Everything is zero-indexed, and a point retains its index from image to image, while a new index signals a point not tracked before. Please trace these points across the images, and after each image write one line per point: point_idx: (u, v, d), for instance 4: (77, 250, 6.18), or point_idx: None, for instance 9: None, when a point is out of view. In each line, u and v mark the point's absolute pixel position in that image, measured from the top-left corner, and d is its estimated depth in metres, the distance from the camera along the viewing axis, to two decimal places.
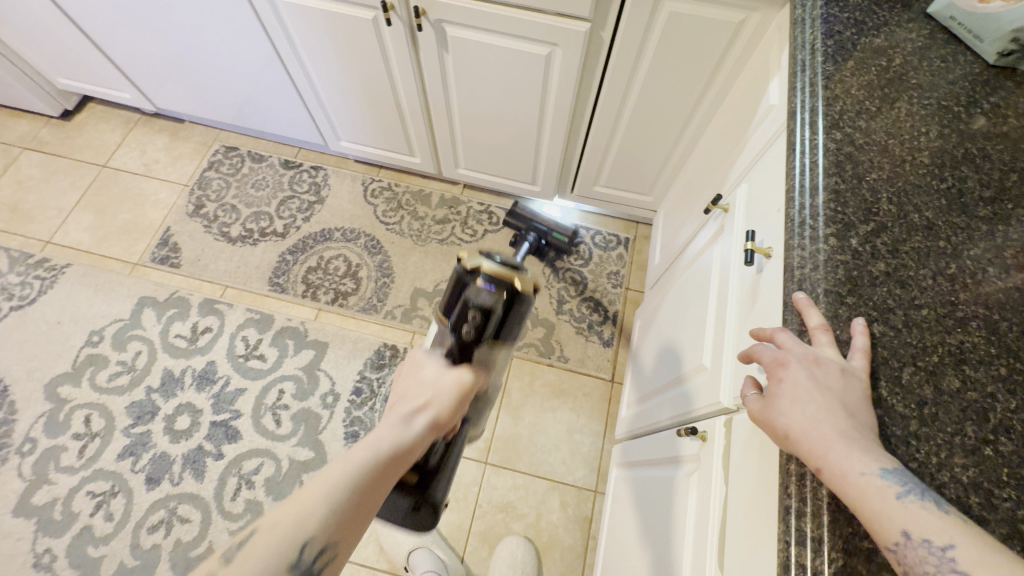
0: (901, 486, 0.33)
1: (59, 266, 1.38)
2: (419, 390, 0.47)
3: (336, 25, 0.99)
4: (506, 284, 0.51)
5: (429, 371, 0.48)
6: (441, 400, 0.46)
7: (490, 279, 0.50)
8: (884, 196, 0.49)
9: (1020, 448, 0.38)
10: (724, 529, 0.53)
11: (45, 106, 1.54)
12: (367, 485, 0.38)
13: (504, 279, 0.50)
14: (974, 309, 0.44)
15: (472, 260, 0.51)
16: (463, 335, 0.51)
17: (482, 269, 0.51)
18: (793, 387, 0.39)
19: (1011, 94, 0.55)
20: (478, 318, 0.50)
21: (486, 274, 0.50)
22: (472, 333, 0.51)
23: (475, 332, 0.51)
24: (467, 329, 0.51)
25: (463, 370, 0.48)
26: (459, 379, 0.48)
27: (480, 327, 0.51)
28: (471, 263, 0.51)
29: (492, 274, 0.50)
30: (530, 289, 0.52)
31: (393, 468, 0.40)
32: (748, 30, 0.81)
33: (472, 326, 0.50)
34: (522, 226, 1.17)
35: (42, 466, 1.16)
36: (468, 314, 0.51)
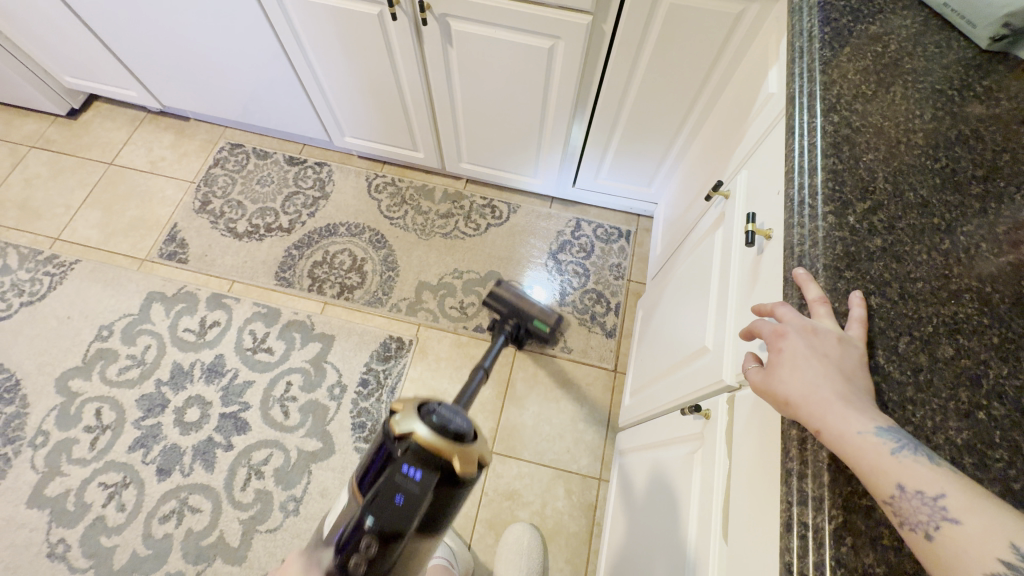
0: (896, 442, 0.34)
1: (68, 262, 1.40)
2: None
3: (341, 21, 1.01)
4: (437, 468, 0.46)
5: None
6: None
7: (422, 454, 0.46)
8: (880, 176, 0.51)
9: (1011, 412, 0.40)
10: (729, 501, 0.54)
11: (52, 105, 1.56)
12: None
13: (439, 456, 0.46)
14: (968, 282, 0.45)
15: (403, 429, 0.47)
16: (353, 561, 0.44)
17: (415, 437, 0.46)
18: (792, 356, 0.41)
19: (1003, 78, 0.57)
20: (375, 539, 0.44)
21: (418, 450, 0.46)
22: (365, 560, 0.44)
23: (371, 557, 0.44)
24: (360, 555, 0.44)
25: None
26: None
27: (376, 551, 0.44)
28: (403, 430, 0.47)
29: (428, 447, 0.46)
30: (467, 470, 0.46)
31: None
32: (747, 21, 0.83)
33: (369, 548, 0.44)
34: (502, 308, 1.05)
35: (55, 458, 1.18)
36: (368, 532, 0.44)
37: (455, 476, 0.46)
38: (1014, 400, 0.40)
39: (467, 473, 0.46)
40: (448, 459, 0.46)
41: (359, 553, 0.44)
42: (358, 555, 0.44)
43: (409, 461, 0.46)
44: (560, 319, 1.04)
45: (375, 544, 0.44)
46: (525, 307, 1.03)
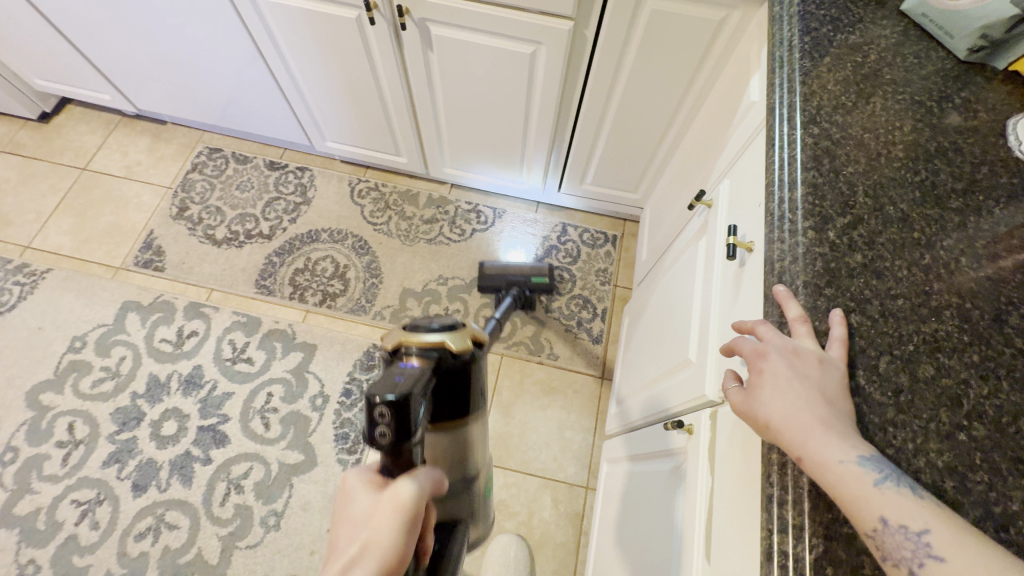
0: (877, 472, 0.34)
1: (39, 271, 1.35)
2: (351, 537, 0.36)
3: (318, 24, 0.98)
4: (436, 354, 0.47)
5: (360, 504, 0.38)
6: (377, 541, 0.36)
7: (417, 347, 0.47)
8: (860, 189, 0.50)
9: (992, 432, 0.39)
10: (711, 520, 0.53)
11: (22, 108, 1.51)
12: None
13: (435, 345, 0.47)
14: (948, 298, 0.45)
15: (392, 341, 0.48)
16: (380, 440, 0.40)
17: (406, 340, 0.47)
18: (773, 377, 0.40)
19: (981, 89, 0.57)
20: (394, 408, 0.39)
21: (414, 347, 0.47)
22: (392, 432, 0.40)
23: (396, 427, 0.40)
24: (384, 428, 0.39)
25: (398, 486, 0.38)
26: (394, 498, 0.37)
27: (399, 420, 0.40)
28: (394, 342, 0.48)
29: (420, 340, 0.47)
30: (467, 346, 0.48)
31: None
32: (729, 28, 0.82)
33: (389, 418, 0.39)
34: (501, 284, 1.18)
35: (25, 475, 1.14)
36: (379, 407, 0.40)
37: (455, 357, 0.48)
38: (995, 420, 0.40)
39: (467, 352, 0.48)
40: (443, 344, 0.47)
41: (380, 429, 0.40)
42: (380, 430, 0.40)
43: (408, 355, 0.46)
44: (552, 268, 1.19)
45: (393, 412, 0.40)
46: (519, 271, 1.18)
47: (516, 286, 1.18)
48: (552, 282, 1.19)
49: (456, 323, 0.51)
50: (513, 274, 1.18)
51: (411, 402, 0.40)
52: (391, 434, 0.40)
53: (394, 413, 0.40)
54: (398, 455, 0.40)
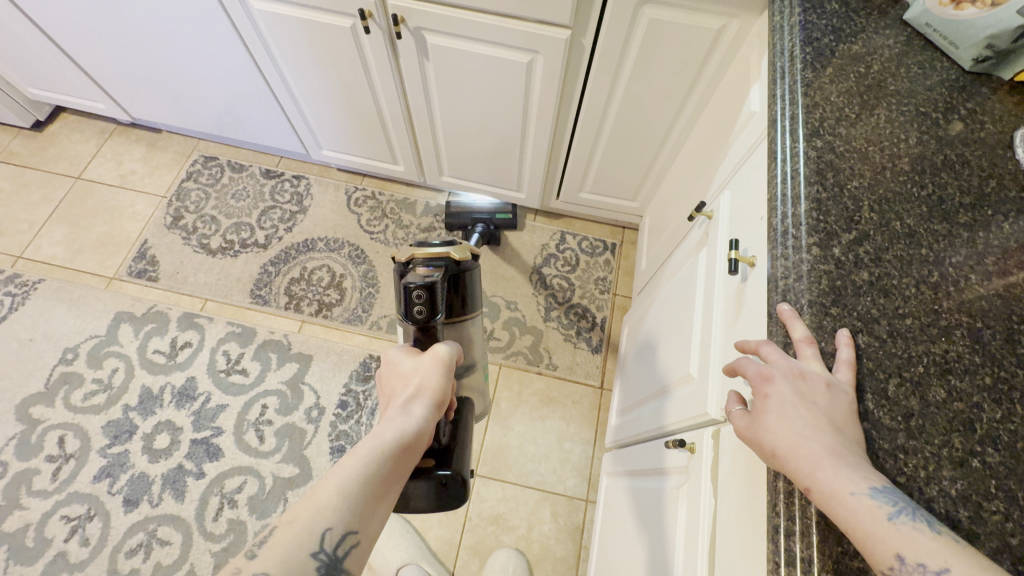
0: (891, 506, 0.32)
1: (31, 281, 1.34)
2: (405, 381, 0.50)
3: (313, 33, 0.97)
4: (443, 263, 0.58)
5: (408, 363, 0.52)
6: (430, 380, 0.49)
7: (427, 257, 0.58)
8: (866, 204, 0.49)
9: (1007, 459, 0.38)
10: (714, 544, 0.51)
11: (16, 117, 1.50)
12: (390, 463, 0.40)
13: (440, 255, 0.58)
14: (958, 317, 0.43)
15: (405, 255, 0.59)
16: (417, 314, 0.54)
17: (418, 254, 0.58)
18: (780, 403, 0.39)
19: (986, 100, 0.56)
20: (426, 290, 0.53)
21: (425, 258, 0.58)
22: (424, 308, 0.53)
23: (428, 304, 0.54)
24: (420, 305, 0.53)
25: (436, 348, 0.52)
26: (436, 355, 0.52)
27: (429, 299, 0.53)
28: (407, 256, 0.59)
29: (430, 252, 0.58)
30: (467, 256, 0.60)
31: (408, 451, 0.43)
32: (728, 36, 0.81)
33: (422, 296, 0.53)
34: (468, 222, 1.38)
35: (14, 490, 1.12)
36: (414, 291, 0.53)
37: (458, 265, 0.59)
38: (1009, 445, 0.38)
39: (466, 260, 0.59)
40: (448, 255, 0.58)
41: (416, 306, 0.53)
42: (416, 307, 0.53)
43: (419, 262, 0.57)
44: (512, 206, 1.41)
45: (425, 293, 0.54)
46: (486, 210, 1.39)
47: (481, 223, 1.39)
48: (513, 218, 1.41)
49: (454, 241, 0.63)
50: (480, 211, 1.38)
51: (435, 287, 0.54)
52: (425, 310, 0.54)
53: (425, 294, 0.53)
54: (426, 326, 0.55)
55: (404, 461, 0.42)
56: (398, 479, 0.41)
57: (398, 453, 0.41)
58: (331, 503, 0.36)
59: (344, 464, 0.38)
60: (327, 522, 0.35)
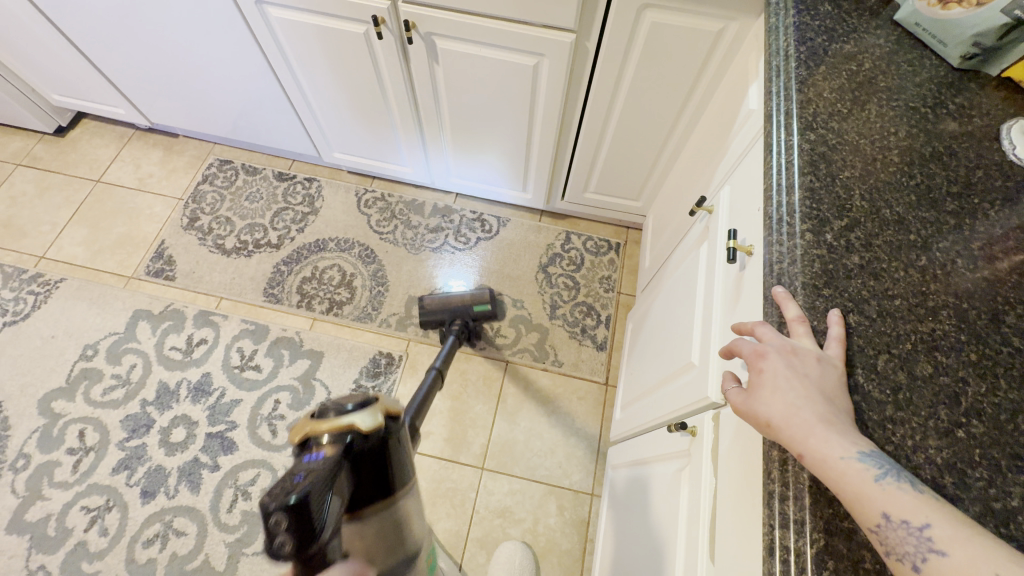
0: (878, 468, 0.35)
1: (53, 280, 1.38)
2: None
3: (328, 38, 1.01)
4: (346, 438, 0.43)
5: None
6: None
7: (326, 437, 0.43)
8: (857, 193, 0.51)
9: (990, 429, 0.40)
10: (715, 521, 0.53)
11: (40, 123, 1.56)
12: None
13: (343, 428, 0.44)
14: (946, 299, 0.46)
15: (298, 433, 0.44)
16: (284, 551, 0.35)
17: (313, 433, 0.43)
18: (773, 376, 0.41)
19: (974, 95, 0.58)
20: (288, 513, 0.35)
21: (322, 436, 0.43)
22: (293, 538, 0.35)
23: (298, 533, 0.35)
24: (281, 537, 0.34)
25: None
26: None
27: (301, 525, 0.35)
28: (299, 435, 0.44)
29: (329, 428, 0.44)
30: (378, 424, 0.45)
31: None
32: (728, 38, 0.84)
33: (285, 526, 0.34)
34: (442, 317, 1.15)
35: (36, 482, 1.15)
36: (273, 516, 0.34)
37: (367, 438, 0.45)
38: (992, 417, 0.41)
39: (377, 429, 0.45)
40: (352, 426, 0.44)
41: (278, 540, 0.34)
42: (278, 540, 0.34)
43: (316, 443, 0.43)
44: (491, 291, 1.18)
45: (289, 517, 0.35)
46: (459, 302, 1.16)
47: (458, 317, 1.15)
48: (494, 307, 1.18)
49: (367, 400, 0.48)
50: (453, 305, 1.15)
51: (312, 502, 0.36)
52: (293, 543, 0.35)
53: (292, 516, 0.35)
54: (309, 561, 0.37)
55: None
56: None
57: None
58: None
59: None
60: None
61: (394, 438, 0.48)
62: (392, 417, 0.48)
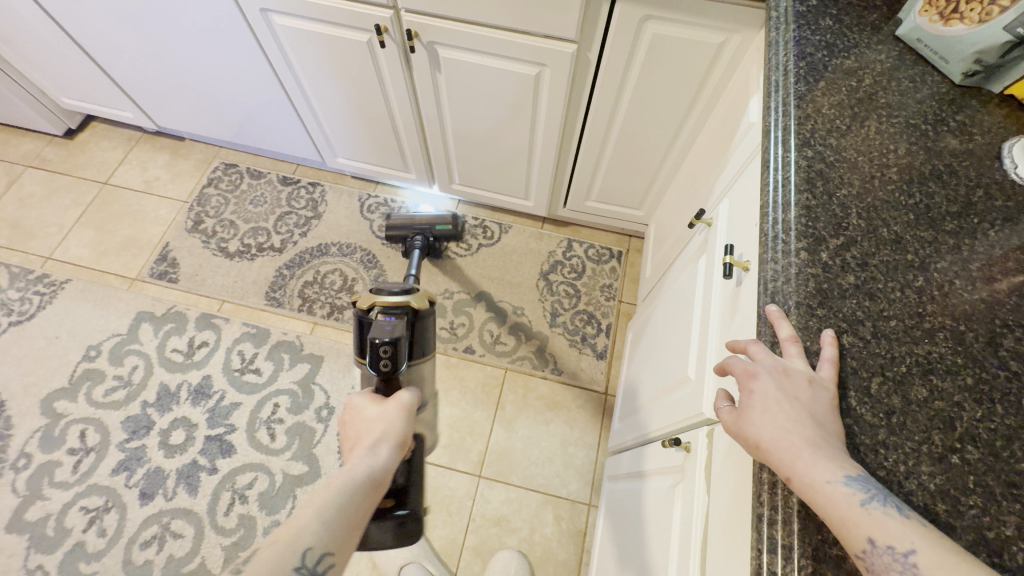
0: (865, 493, 0.34)
1: (59, 281, 1.40)
2: (371, 426, 0.53)
3: (331, 46, 1.02)
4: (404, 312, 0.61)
5: (371, 410, 0.55)
6: (393, 426, 0.53)
7: (390, 309, 0.60)
8: (854, 212, 0.51)
9: (985, 455, 0.39)
10: (706, 538, 0.52)
11: (49, 125, 1.58)
12: (362, 496, 0.45)
13: (403, 304, 0.61)
14: (942, 320, 0.45)
15: (368, 303, 0.61)
16: (383, 370, 0.56)
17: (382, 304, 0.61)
18: (763, 397, 0.41)
19: (976, 112, 0.58)
20: (392, 347, 0.55)
21: (387, 308, 0.60)
22: (391, 363, 0.56)
23: (393, 361, 0.56)
24: (386, 361, 0.55)
25: (399, 395, 0.57)
26: (400, 402, 0.56)
27: (395, 355, 0.56)
28: (368, 304, 0.61)
29: (393, 304, 0.61)
30: (426, 306, 0.63)
31: (377, 490, 0.47)
32: (729, 50, 0.84)
33: (390, 353, 0.55)
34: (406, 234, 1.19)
35: (37, 481, 1.16)
36: (382, 346, 0.55)
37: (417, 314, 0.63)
38: (989, 443, 0.40)
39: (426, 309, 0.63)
40: (409, 303, 0.61)
41: (381, 361, 0.55)
42: (381, 360, 0.55)
43: (382, 311, 0.60)
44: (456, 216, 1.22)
45: (391, 349, 0.55)
46: (423, 221, 1.19)
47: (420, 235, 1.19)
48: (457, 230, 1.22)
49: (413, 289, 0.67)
50: (417, 224, 1.18)
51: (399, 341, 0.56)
52: (389, 364, 0.56)
53: (393, 350, 0.55)
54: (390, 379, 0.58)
55: (372, 495, 0.46)
56: (368, 513, 0.45)
57: (368, 489, 0.46)
58: (310, 524, 0.41)
59: (319, 495, 0.43)
60: (303, 542, 0.40)
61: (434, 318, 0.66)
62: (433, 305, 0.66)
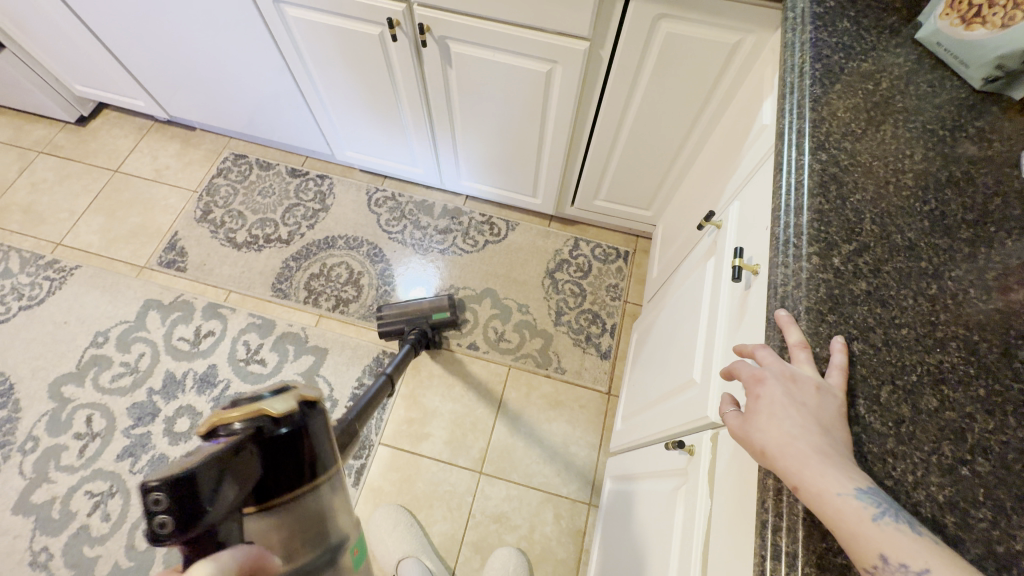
0: (875, 507, 0.34)
1: (69, 267, 1.41)
2: None
3: (343, 39, 1.02)
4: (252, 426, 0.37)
5: None
6: None
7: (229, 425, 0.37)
8: (867, 217, 0.50)
9: (997, 468, 0.39)
10: (708, 544, 0.52)
11: (62, 112, 1.59)
12: None
13: (248, 415, 0.37)
14: (955, 330, 0.44)
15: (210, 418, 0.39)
16: (162, 532, 0.32)
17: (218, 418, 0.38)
18: (770, 403, 0.40)
19: (996, 119, 0.57)
20: (167, 489, 0.32)
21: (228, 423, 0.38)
22: (173, 519, 0.32)
23: (180, 514, 0.32)
24: (162, 515, 0.32)
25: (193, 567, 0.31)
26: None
27: (183, 505, 0.32)
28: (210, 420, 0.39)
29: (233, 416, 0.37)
30: (288, 414, 0.38)
31: None
32: (743, 51, 0.83)
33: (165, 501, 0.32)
34: (400, 327, 1.18)
35: (43, 464, 1.17)
36: (151, 492, 0.31)
37: (281, 427, 0.38)
38: (1001, 455, 0.39)
39: (287, 419, 0.38)
40: (259, 412, 0.37)
41: (155, 519, 0.32)
42: (155, 519, 0.32)
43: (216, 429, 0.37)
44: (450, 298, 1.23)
45: (171, 494, 0.32)
46: (418, 311, 1.19)
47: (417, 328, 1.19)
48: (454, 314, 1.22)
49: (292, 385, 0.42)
50: (411, 315, 1.19)
51: (195, 482, 0.32)
52: (172, 522, 0.32)
53: (172, 495, 0.32)
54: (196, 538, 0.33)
55: None
56: None
57: None
58: None
59: None
60: None
61: (314, 431, 0.40)
62: (311, 409, 0.40)
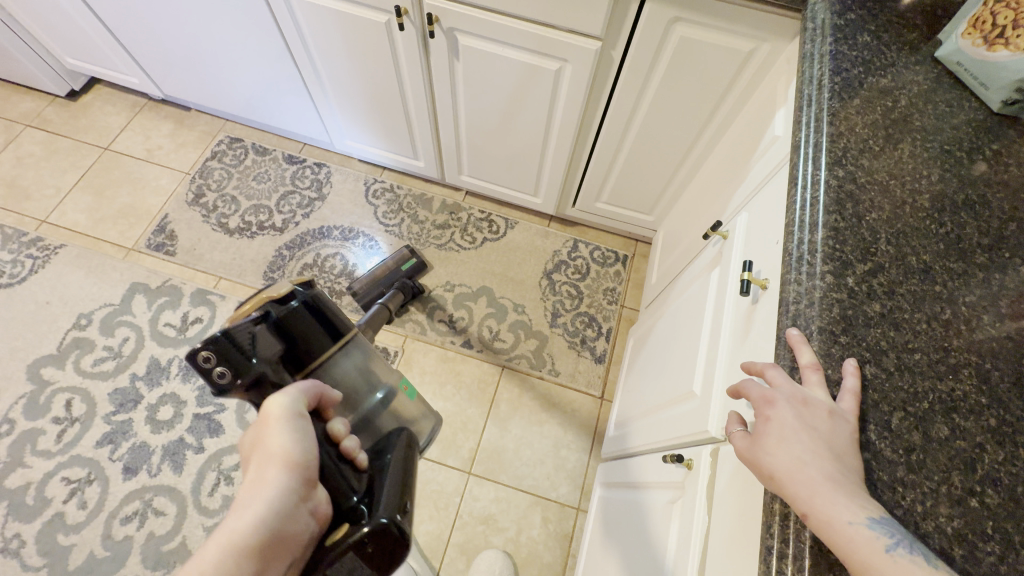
0: (888, 537, 0.33)
1: (53, 246, 1.37)
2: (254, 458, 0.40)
3: (348, 26, 0.99)
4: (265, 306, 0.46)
5: (254, 442, 0.41)
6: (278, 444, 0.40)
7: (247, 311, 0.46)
8: (883, 238, 0.49)
9: (1005, 500, 0.38)
10: (705, 559, 0.51)
11: (52, 85, 1.54)
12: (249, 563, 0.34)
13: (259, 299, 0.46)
14: (968, 356, 0.44)
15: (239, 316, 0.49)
16: (224, 381, 0.43)
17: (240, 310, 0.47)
18: (780, 426, 0.39)
19: (1012, 143, 0.56)
20: (213, 349, 0.42)
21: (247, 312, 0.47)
22: (227, 370, 0.43)
23: (229, 365, 0.43)
24: (218, 368, 0.43)
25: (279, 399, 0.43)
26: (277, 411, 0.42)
27: (227, 358, 0.42)
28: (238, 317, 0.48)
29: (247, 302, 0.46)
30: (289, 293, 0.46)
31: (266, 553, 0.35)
32: (757, 59, 0.82)
33: (214, 356, 0.42)
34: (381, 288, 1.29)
35: (19, 448, 1.14)
36: (203, 353, 0.42)
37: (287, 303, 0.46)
38: (1009, 487, 0.39)
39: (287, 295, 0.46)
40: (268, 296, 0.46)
41: (215, 372, 0.43)
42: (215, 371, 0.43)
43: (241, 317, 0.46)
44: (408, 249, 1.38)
45: (216, 352, 0.42)
46: (387, 270, 1.32)
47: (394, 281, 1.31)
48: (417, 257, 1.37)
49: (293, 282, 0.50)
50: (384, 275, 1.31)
51: (230, 341, 0.42)
52: (228, 372, 0.43)
53: (216, 352, 0.42)
54: (256, 386, 0.45)
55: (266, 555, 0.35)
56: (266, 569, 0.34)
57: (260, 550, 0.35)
58: None
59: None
60: None
61: (317, 304, 0.48)
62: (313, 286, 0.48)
